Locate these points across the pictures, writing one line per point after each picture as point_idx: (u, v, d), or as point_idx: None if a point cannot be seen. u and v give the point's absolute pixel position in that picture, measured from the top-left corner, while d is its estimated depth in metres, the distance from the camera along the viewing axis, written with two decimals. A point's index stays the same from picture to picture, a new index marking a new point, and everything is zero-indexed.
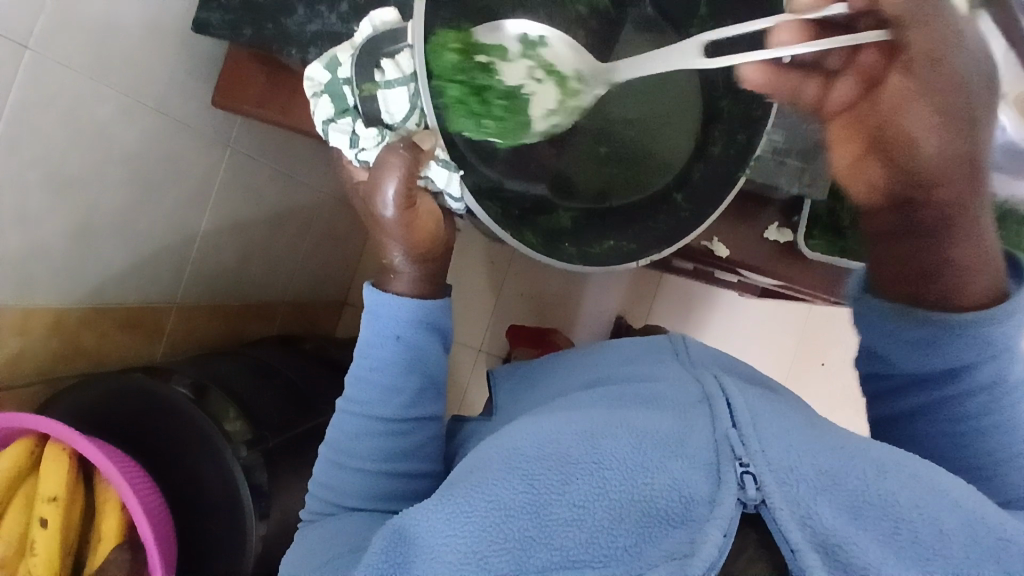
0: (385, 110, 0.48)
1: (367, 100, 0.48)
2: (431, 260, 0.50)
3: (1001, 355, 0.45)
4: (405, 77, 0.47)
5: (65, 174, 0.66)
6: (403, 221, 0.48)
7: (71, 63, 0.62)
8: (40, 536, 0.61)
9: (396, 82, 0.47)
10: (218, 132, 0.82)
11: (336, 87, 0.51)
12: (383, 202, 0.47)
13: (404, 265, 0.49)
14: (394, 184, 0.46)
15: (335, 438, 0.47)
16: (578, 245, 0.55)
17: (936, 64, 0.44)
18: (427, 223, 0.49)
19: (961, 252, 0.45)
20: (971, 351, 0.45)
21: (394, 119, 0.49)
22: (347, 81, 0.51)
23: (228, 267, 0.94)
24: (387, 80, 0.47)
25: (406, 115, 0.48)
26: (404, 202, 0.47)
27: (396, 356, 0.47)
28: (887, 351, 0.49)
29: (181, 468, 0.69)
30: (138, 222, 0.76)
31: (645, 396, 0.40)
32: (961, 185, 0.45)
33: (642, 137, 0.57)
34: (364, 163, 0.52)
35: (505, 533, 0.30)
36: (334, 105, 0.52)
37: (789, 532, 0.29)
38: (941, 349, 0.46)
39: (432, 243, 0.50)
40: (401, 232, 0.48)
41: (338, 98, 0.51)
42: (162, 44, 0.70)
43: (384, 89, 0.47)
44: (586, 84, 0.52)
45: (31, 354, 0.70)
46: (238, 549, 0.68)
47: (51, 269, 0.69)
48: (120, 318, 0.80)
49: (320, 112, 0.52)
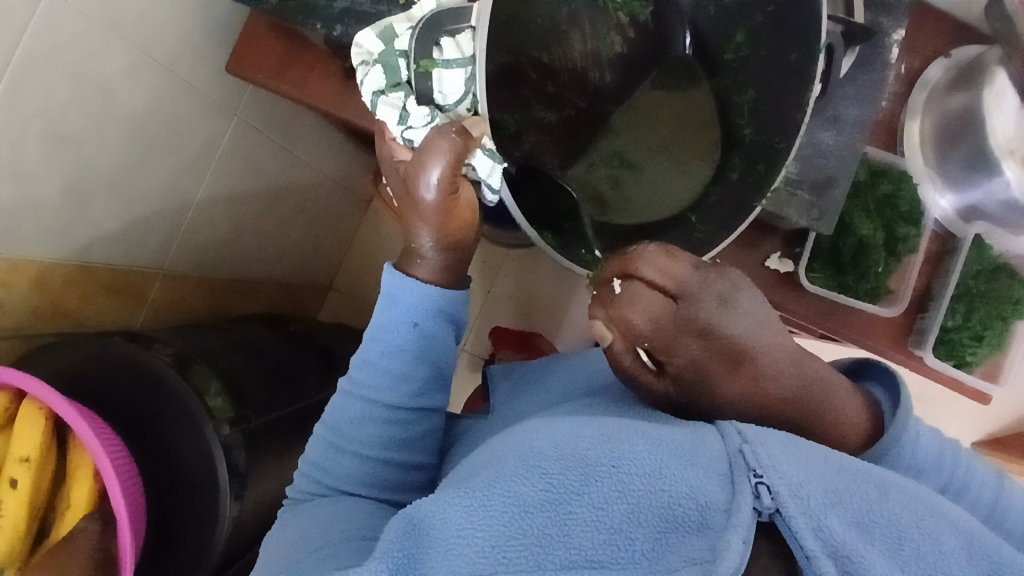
0: (440, 91, 0.49)
1: (422, 77, 0.48)
2: (458, 251, 0.49)
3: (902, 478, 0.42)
4: (464, 59, 0.48)
5: (67, 124, 0.64)
6: (442, 208, 0.47)
7: (86, 15, 0.60)
8: (9, 497, 0.59)
9: (455, 62, 0.48)
10: (225, 100, 0.80)
11: (391, 59, 0.51)
12: (426, 185, 0.46)
13: (431, 252, 0.48)
14: (439, 169, 0.45)
15: (337, 421, 0.46)
16: (598, 253, 0.55)
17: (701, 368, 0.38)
18: (463, 212, 0.48)
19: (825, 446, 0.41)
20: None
21: (447, 100, 0.49)
22: (402, 55, 0.51)
23: (220, 240, 0.92)
24: (446, 59, 0.48)
25: (460, 98, 0.49)
26: (447, 188, 0.46)
27: (411, 344, 0.46)
28: None
29: (156, 440, 0.67)
30: (134, 182, 0.74)
31: (653, 408, 0.40)
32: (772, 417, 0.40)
33: (649, 168, 0.60)
34: (409, 142, 0.51)
35: (524, 529, 0.30)
36: (386, 77, 0.51)
37: (804, 541, 0.29)
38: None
39: (463, 234, 0.49)
40: (436, 220, 0.47)
41: (392, 72, 0.51)
42: (180, 4, 0.69)
43: (442, 67, 0.48)
44: (673, 155, 0.60)
45: (12, 308, 0.68)
46: (208, 529, 0.66)
47: (41, 222, 0.66)
48: (105, 280, 0.77)
49: (371, 83, 0.51)
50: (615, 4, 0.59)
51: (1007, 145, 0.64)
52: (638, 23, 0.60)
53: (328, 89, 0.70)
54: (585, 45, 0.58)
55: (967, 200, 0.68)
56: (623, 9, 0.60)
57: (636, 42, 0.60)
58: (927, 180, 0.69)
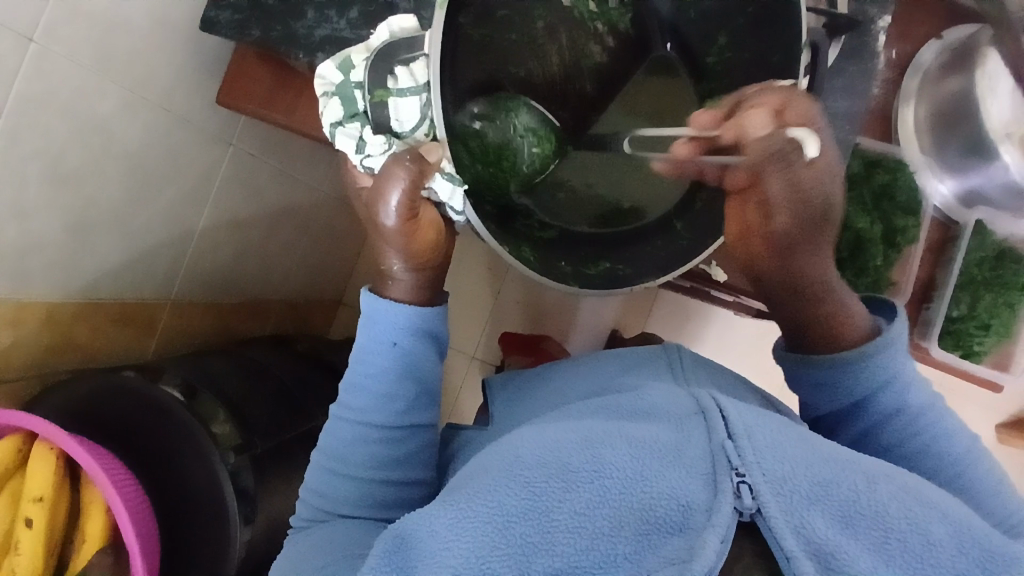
0: (396, 118, 0.51)
1: (378, 106, 0.51)
2: (429, 269, 0.51)
3: (895, 384, 0.47)
4: (417, 87, 0.50)
5: (64, 169, 0.65)
6: (405, 231, 0.49)
7: (74, 58, 0.62)
8: (25, 535, 0.60)
9: (409, 91, 0.50)
10: (222, 130, 0.82)
11: (347, 90, 0.53)
12: (386, 211, 0.49)
13: (402, 273, 0.50)
14: (398, 195, 0.48)
15: (331, 444, 0.47)
16: (573, 265, 0.56)
17: (795, 188, 0.46)
18: (428, 232, 0.50)
19: (829, 315, 0.49)
20: (865, 382, 0.47)
21: (402, 127, 0.52)
22: (358, 86, 0.53)
23: (225, 264, 0.94)
24: (400, 87, 0.50)
25: (416, 125, 0.51)
26: (407, 213, 0.49)
27: (392, 363, 0.48)
28: (815, 400, 0.50)
29: (169, 470, 0.68)
30: (134, 217, 0.76)
31: (637, 409, 0.39)
32: (808, 256, 0.49)
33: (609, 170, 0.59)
34: (368, 169, 0.54)
35: (507, 538, 0.30)
36: (344, 108, 0.53)
37: (785, 541, 0.28)
38: (837, 387, 0.48)
39: (432, 253, 0.51)
40: (400, 241, 0.49)
41: (349, 103, 0.53)
42: (168, 41, 0.70)
43: (396, 96, 0.50)
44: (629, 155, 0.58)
45: (23, 347, 0.69)
46: (222, 555, 0.67)
47: (45, 262, 0.68)
48: (114, 313, 0.79)
49: (331, 114, 0.54)
50: (592, 14, 0.57)
51: (1002, 129, 0.57)
52: (618, 32, 0.58)
53: (313, 115, 0.70)
54: (563, 54, 0.57)
55: (967, 185, 0.62)
56: (602, 18, 0.58)
57: (624, 52, 0.59)
58: (927, 168, 0.63)
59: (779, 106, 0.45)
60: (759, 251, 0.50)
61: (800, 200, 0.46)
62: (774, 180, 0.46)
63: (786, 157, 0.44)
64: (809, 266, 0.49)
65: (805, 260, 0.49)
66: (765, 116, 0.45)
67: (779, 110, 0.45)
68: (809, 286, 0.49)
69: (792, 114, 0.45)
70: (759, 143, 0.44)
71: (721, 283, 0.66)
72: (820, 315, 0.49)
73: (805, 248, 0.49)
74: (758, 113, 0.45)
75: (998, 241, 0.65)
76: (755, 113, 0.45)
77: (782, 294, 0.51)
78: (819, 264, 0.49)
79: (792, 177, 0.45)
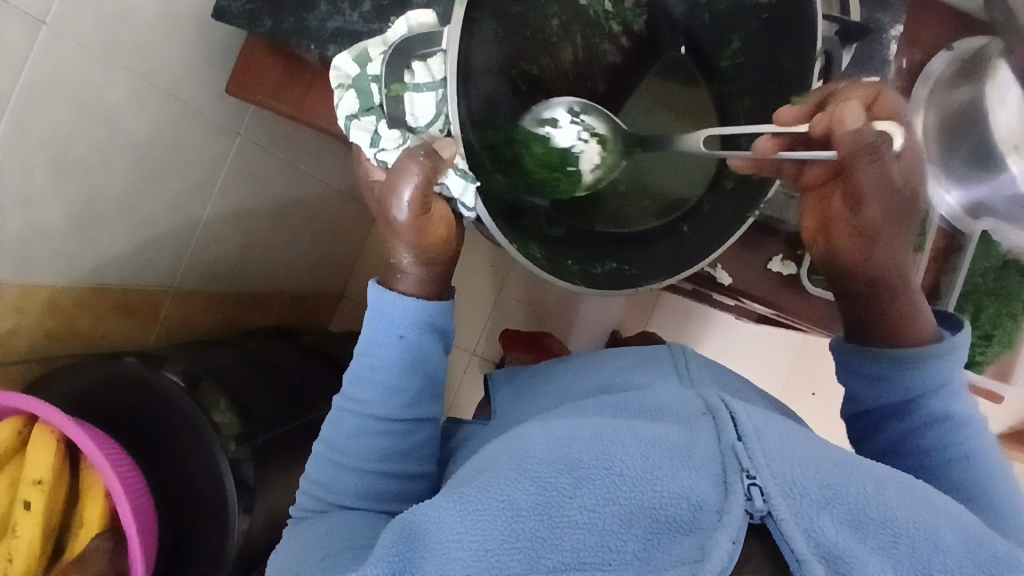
0: (411, 113, 0.51)
1: (394, 100, 0.51)
2: (437, 264, 0.51)
3: (948, 391, 0.48)
4: (434, 83, 0.50)
5: (71, 154, 0.65)
6: (415, 226, 0.49)
7: (84, 43, 0.61)
8: (23, 519, 0.60)
9: (426, 86, 0.50)
10: (229, 120, 0.82)
11: (363, 83, 0.53)
12: (398, 206, 0.49)
13: (411, 267, 0.50)
14: (410, 189, 0.48)
15: (335, 436, 0.47)
16: (580, 265, 0.56)
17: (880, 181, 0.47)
18: (439, 229, 0.50)
19: (903, 311, 0.50)
20: (920, 380, 0.48)
21: (418, 122, 0.52)
22: (374, 78, 0.53)
23: (229, 255, 0.93)
24: (416, 83, 0.50)
25: (431, 121, 0.51)
26: (419, 207, 0.48)
27: (398, 356, 0.48)
28: (862, 393, 0.51)
29: (169, 458, 0.68)
30: (140, 205, 0.75)
31: (646, 408, 0.39)
32: (889, 247, 0.51)
33: (650, 169, 0.59)
34: (382, 163, 0.54)
35: (517, 534, 0.30)
36: (359, 101, 0.53)
37: (795, 543, 0.29)
38: (891, 382, 0.49)
39: (441, 248, 0.51)
40: (411, 236, 0.50)
41: (365, 96, 0.53)
42: (178, 29, 0.70)
43: (413, 91, 0.50)
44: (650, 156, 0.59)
45: (26, 332, 0.69)
46: (220, 545, 0.67)
47: (51, 248, 0.68)
48: (117, 301, 0.78)
49: (345, 106, 0.53)
50: (607, 14, 0.57)
51: (1009, 139, 0.60)
52: (631, 31, 0.59)
53: (322, 106, 0.70)
54: (577, 54, 0.58)
55: (973, 195, 0.63)
56: (616, 18, 0.58)
57: (632, 52, 0.59)
58: (933, 175, 0.62)
59: (869, 100, 0.46)
60: (839, 241, 0.52)
61: (887, 189, 0.48)
62: (862, 174, 0.47)
63: (873, 152, 0.46)
64: (886, 258, 0.51)
65: (885, 253, 0.51)
66: (858, 109, 0.45)
67: (869, 104, 0.46)
68: (883, 279, 0.51)
69: (882, 107, 0.46)
70: (851, 139, 0.45)
71: (727, 287, 0.66)
72: (894, 311, 0.51)
73: (882, 241, 0.50)
74: (853, 105, 0.45)
75: (1004, 251, 0.66)
76: (845, 105, 0.45)
77: (854, 285, 0.53)
78: (897, 257, 0.51)
79: (883, 172, 0.47)
